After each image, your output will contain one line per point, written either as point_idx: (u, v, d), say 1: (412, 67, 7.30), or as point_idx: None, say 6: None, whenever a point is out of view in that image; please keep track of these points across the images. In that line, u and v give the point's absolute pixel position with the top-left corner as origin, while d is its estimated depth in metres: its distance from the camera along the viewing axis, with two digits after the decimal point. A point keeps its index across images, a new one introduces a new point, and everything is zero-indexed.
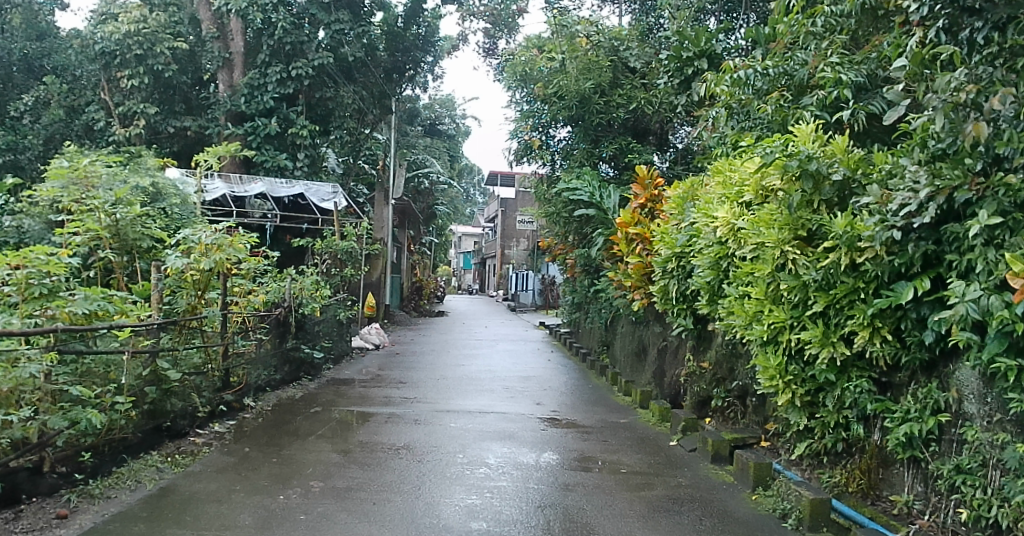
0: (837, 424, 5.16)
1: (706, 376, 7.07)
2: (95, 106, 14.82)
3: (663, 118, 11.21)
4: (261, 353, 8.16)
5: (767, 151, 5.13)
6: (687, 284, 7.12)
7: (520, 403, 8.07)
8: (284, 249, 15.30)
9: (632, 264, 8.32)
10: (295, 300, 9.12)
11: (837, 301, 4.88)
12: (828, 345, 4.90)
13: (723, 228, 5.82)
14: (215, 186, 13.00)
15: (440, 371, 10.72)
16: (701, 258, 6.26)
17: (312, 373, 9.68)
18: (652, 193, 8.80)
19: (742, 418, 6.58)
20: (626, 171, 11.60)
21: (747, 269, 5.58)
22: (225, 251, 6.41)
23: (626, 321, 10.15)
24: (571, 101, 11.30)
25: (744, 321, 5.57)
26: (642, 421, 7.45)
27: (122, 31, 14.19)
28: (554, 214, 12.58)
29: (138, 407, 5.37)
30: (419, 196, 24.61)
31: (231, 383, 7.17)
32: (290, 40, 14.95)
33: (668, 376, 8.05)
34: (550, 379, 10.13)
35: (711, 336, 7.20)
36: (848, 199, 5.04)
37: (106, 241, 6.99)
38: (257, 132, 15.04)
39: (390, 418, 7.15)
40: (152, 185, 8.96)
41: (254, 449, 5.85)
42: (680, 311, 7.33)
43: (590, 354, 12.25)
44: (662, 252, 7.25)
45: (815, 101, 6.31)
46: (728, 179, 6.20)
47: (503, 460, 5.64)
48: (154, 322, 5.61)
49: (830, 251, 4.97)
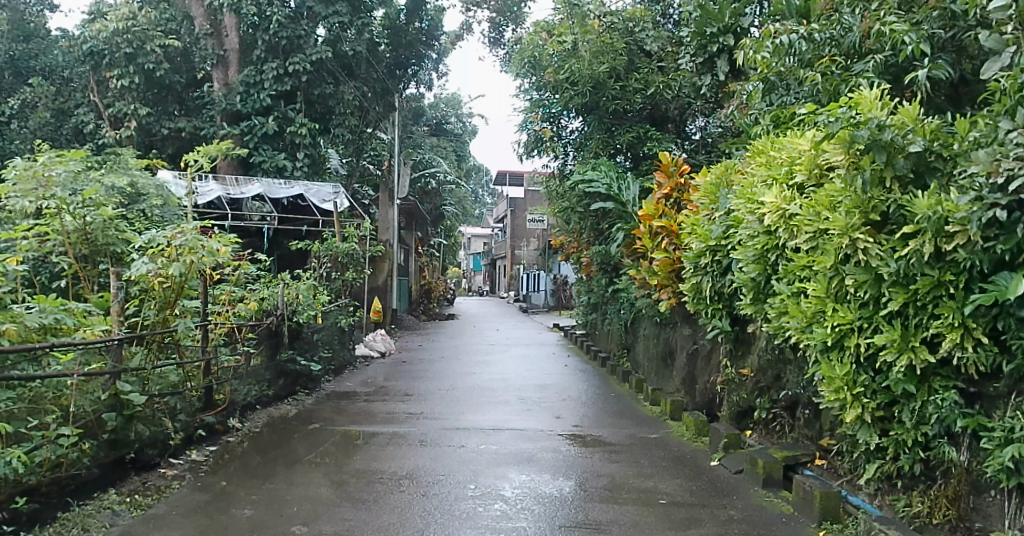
0: (915, 443, 4.35)
1: (748, 385, 6.28)
2: (85, 108, 14.15)
3: (683, 104, 10.48)
4: (252, 367, 7.41)
5: (829, 121, 4.33)
6: (725, 281, 6.32)
7: (537, 417, 7.29)
8: (285, 252, 14.62)
9: (658, 261, 7.50)
10: (289, 308, 8.31)
11: (919, 298, 4.09)
12: (907, 350, 4.12)
13: (772, 215, 4.98)
14: (208, 188, 12.35)
15: (449, 381, 9.91)
16: (744, 251, 5.43)
17: (310, 386, 8.88)
18: (678, 182, 8.01)
19: (790, 432, 5.84)
20: (644, 161, 10.80)
21: (803, 263, 4.78)
22: (199, 254, 5.60)
23: (648, 323, 9.36)
24: (585, 86, 10.44)
25: (801, 323, 4.75)
26: (676, 436, 6.63)
27: (111, 28, 13.53)
28: (569, 209, 11.79)
29: (93, 438, 4.63)
30: (426, 197, 23.73)
31: (214, 402, 6.40)
32: (286, 34, 14.18)
33: (702, 383, 7.29)
34: (568, 388, 9.29)
35: (752, 339, 6.41)
36: (927, 176, 4.23)
37: (74, 245, 6.29)
38: (254, 132, 14.28)
39: (392, 439, 6.37)
40: (130, 185, 8.21)
41: (233, 482, 5.07)
42: (716, 312, 6.53)
43: (609, 359, 11.40)
44: (694, 246, 6.44)
45: (872, 66, 5.46)
46: (773, 158, 5.37)
47: (522, 492, 4.85)
48: (113, 338, 4.87)
49: (908, 239, 4.17)
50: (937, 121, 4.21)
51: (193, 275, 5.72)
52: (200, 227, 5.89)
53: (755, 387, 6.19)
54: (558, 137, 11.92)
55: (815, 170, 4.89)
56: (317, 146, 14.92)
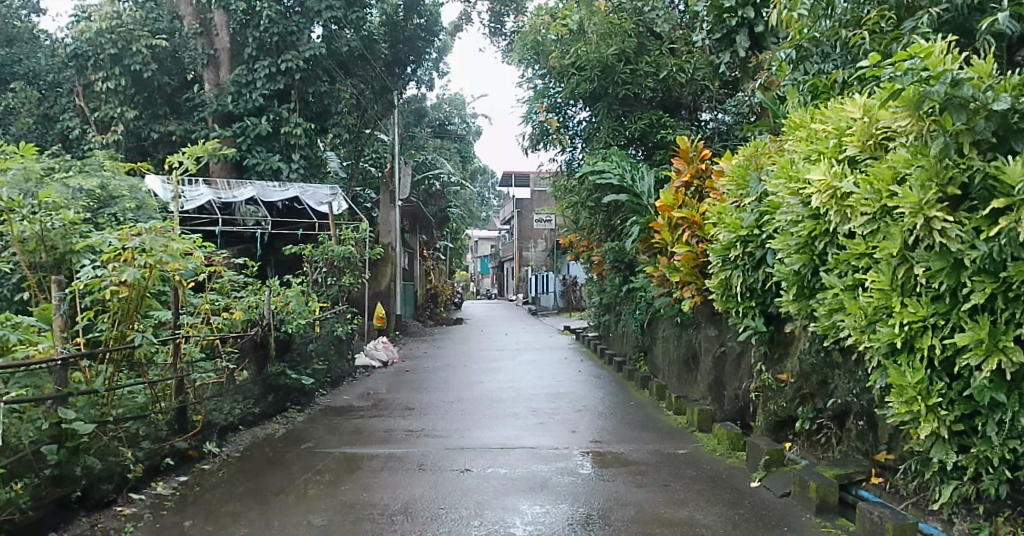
0: (1001, 462, 3.63)
1: (788, 392, 5.57)
2: (70, 113, 13.58)
3: (700, 87, 9.84)
4: (234, 384, 6.72)
5: (895, 76, 3.61)
6: (759, 275, 5.61)
7: (551, 432, 6.59)
8: (280, 258, 13.97)
9: (680, 255, 6.75)
10: (278, 317, 7.61)
11: (1011, 289, 3.40)
12: (996, 352, 3.42)
13: (820, 196, 4.26)
14: (199, 193, 11.73)
15: (455, 392, 9.19)
16: (785, 240, 4.69)
17: (303, 401, 8.17)
18: (698, 168, 7.31)
19: (839, 446, 5.14)
20: (657, 151, 10.10)
21: (861, 251, 4.06)
22: (158, 256, 4.91)
23: (667, 324, 8.64)
24: (592, 71, 9.69)
25: (861, 322, 4.03)
26: (707, 451, 5.90)
27: (94, 29, 12.99)
28: (578, 204, 11.09)
29: (28, 476, 3.99)
30: (431, 199, 22.98)
31: (188, 425, 5.73)
32: (277, 31, 13.44)
33: (732, 390, 6.56)
34: (583, 397, 8.55)
35: (791, 340, 5.69)
36: (1014, 138, 3.51)
37: (27, 251, 5.53)
38: (247, 133, 13.61)
39: (388, 462, 5.68)
40: (100, 188, 7.54)
41: (198, 524, 4.40)
42: (747, 310, 5.81)
43: (625, 363, 10.67)
44: (723, 238, 5.72)
45: (926, 22, 4.77)
46: (817, 131, 4.67)
47: (535, 531, 4.15)
48: (55, 358, 4.21)
49: (996, 216, 3.48)
50: (1021, 76, 3.52)
51: (154, 282, 5.03)
52: (161, 229, 5.24)
53: (796, 394, 5.49)
54: (564, 129, 11.17)
55: (870, 142, 4.19)
56: (313, 146, 14.21)
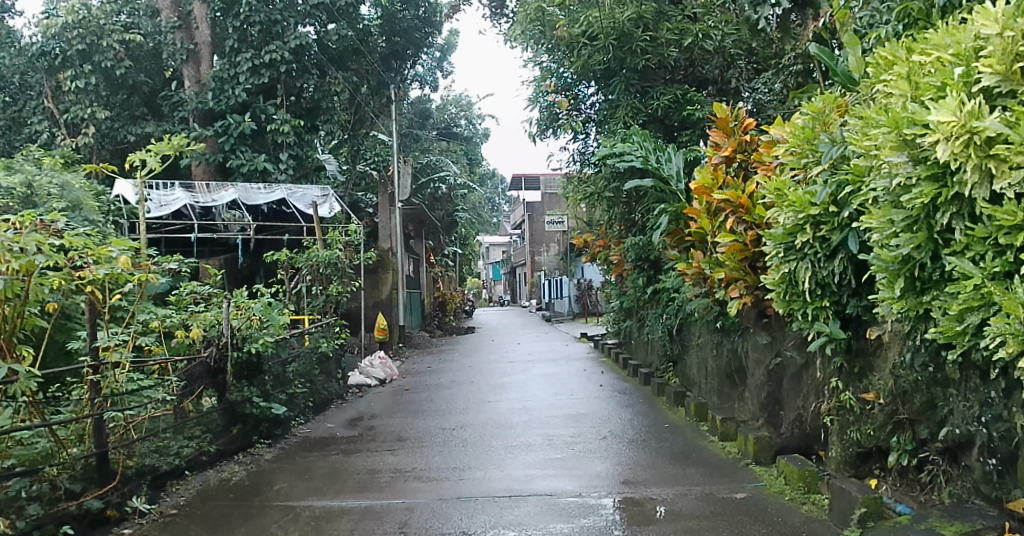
0: None
1: (876, 415, 4.28)
2: (39, 115, 12.25)
3: (728, 57, 8.75)
4: (181, 420, 5.48)
5: None
6: (836, 266, 4.33)
7: (570, 470, 5.31)
8: (268, 267, 12.77)
9: (724, 246, 5.45)
10: (239, 336, 6.31)
11: None
12: None
13: (951, 141, 2.97)
14: (175, 198, 10.37)
15: (459, 415, 7.91)
16: (886, 215, 3.41)
17: (276, 433, 6.89)
18: (741, 141, 6.04)
19: (954, 485, 3.88)
20: (684, 131, 8.81)
21: (1018, 222, 2.85)
22: (32, 259, 3.62)
23: (702, 328, 7.33)
24: (606, 40, 8.46)
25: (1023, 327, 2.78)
26: (772, 494, 4.62)
27: (60, 23, 11.73)
28: (594, 196, 9.79)
29: None
30: (438, 204, 21.32)
31: (112, 475, 4.53)
32: (258, 20, 12.14)
33: (795, 410, 5.24)
34: (608, 418, 7.26)
35: (878, 349, 4.39)
36: None
37: None
38: (229, 132, 12.25)
39: (362, 521, 4.41)
40: (20, 185, 6.72)
41: None
42: (818, 313, 4.54)
43: (653, 375, 9.40)
44: (786, 219, 4.41)
45: None
46: (925, 64, 3.39)
47: None
48: None
49: None
50: None
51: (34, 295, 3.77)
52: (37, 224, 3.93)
53: (888, 419, 4.19)
54: (575, 112, 9.89)
55: (1016, 66, 2.98)
56: (303, 144, 12.87)
